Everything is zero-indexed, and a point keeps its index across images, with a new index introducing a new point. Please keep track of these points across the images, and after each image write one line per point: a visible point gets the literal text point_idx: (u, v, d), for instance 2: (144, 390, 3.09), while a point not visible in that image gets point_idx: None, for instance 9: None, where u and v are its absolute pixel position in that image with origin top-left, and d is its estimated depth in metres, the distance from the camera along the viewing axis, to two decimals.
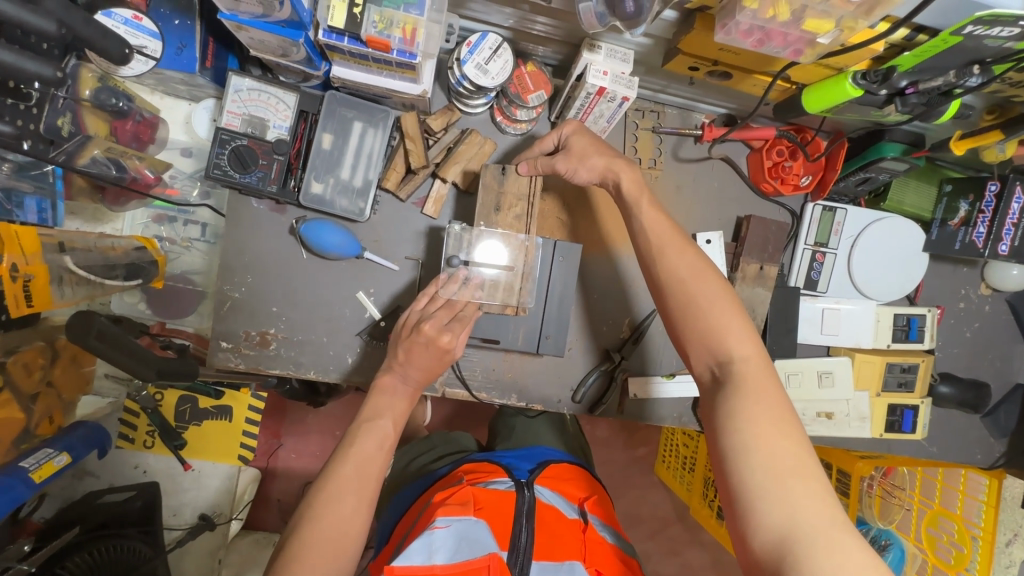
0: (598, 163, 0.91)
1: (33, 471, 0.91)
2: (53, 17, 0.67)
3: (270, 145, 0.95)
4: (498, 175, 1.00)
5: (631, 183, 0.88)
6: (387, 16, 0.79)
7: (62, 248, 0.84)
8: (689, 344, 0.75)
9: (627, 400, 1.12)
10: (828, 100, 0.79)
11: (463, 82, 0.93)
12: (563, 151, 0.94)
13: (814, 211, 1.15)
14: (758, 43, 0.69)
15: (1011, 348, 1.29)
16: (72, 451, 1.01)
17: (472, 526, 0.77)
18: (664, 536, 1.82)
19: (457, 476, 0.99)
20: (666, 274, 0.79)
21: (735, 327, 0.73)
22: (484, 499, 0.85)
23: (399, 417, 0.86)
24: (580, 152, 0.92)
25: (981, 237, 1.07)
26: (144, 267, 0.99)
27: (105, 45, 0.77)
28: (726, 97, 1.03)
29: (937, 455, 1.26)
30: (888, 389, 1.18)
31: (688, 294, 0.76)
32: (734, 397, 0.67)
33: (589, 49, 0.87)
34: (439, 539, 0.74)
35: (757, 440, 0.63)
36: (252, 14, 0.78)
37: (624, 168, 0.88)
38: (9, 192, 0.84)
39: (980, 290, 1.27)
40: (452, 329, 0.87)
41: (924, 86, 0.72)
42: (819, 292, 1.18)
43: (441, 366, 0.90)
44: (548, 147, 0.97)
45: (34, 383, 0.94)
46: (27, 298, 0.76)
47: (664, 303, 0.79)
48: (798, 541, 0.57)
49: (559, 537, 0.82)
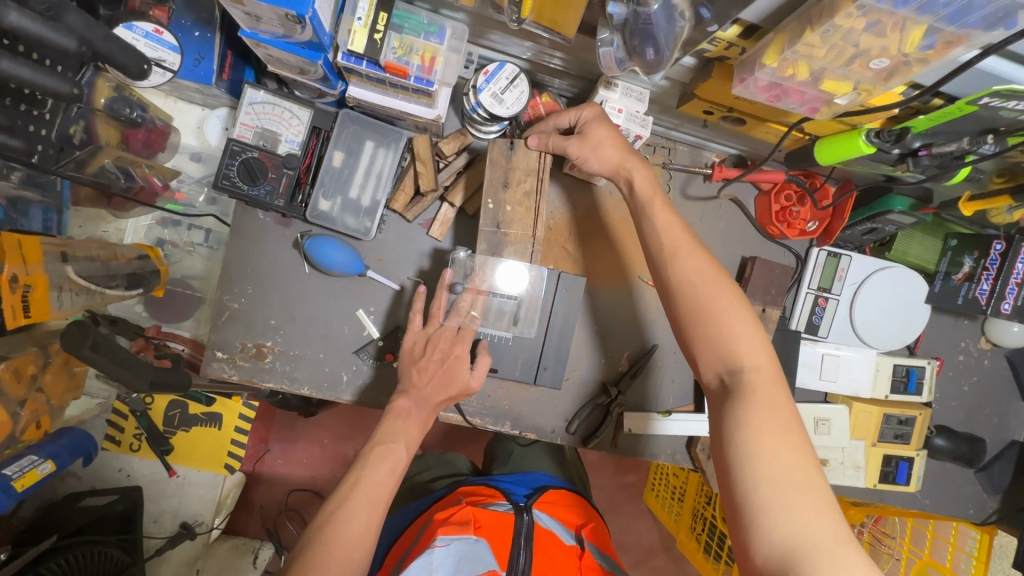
0: (614, 155, 0.87)
1: (15, 479, 0.89)
2: (73, 34, 0.64)
3: (280, 159, 0.95)
4: (506, 150, 0.96)
5: (645, 182, 0.85)
6: (407, 43, 0.80)
7: (64, 257, 0.83)
8: (699, 351, 0.74)
9: (622, 434, 1.11)
10: (841, 154, 0.78)
11: (477, 109, 0.93)
12: (578, 135, 0.89)
13: (818, 257, 1.15)
14: (774, 98, 0.69)
15: (1008, 405, 1.30)
16: (57, 459, 0.99)
17: (471, 546, 0.78)
18: (649, 566, 1.81)
19: (456, 497, 0.97)
20: (676, 278, 0.77)
21: (747, 336, 0.72)
22: (485, 520, 0.86)
23: (412, 442, 0.86)
24: (592, 144, 0.87)
25: (985, 293, 1.07)
26: (144, 277, 1.01)
27: (124, 59, 0.76)
28: (738, 139, 1.03)
29: (928, 507, 1.27)
30: (884, 439, 1.17)
31: (701, 299, 0.74)
32: (743, 406, 0.67)
33: (605, 86, 0.88)
34: (439, 556, 0.76)
35: (765, 452, 0.63)
36: (273, 34, 0.76)
37: (638, 167, 0.86)
38: (15, 201, 0.82)
39: (980, 344, 1.27)
40: (464, 339, 0.94)
41: (937, 149, 0.72)
42: (819, 336, 1.17)
43: (440, 377, 0.91)
44: (564, 123, 0.91)
45: (23, 390, 0.88)
46: (24, 309, 0.74)
47: (673, 307, 0.77)
48: (803, 557, 0.56)
49: (558, 562, 0.82)
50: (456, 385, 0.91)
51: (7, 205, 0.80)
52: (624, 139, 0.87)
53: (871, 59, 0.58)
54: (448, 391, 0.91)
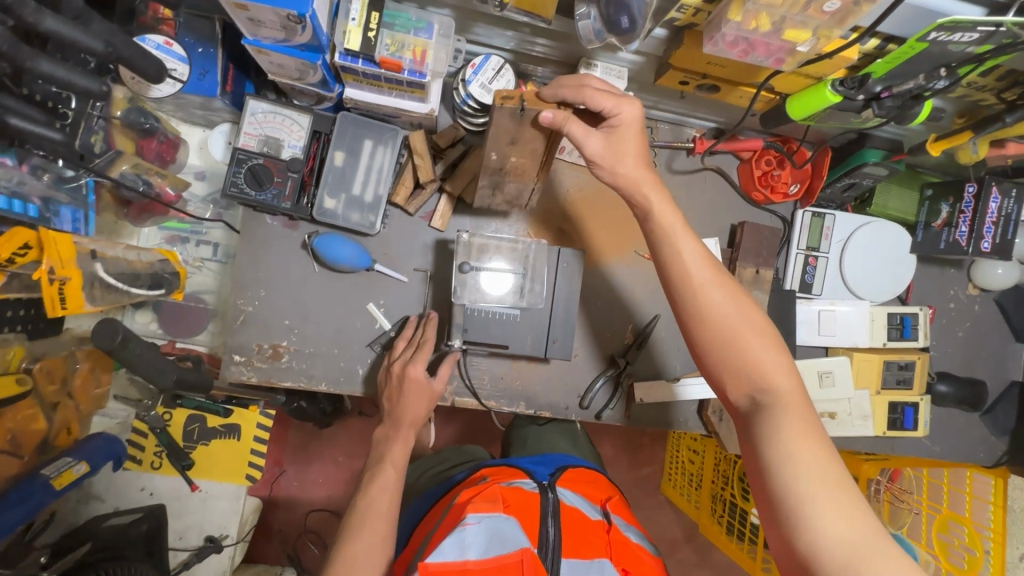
0: (632, 167, 0.81)
1: (52, 478, 0.95)
2: (100, 37, 0.67)
3: (284, 163, 1.00)
4: (514, 115, 0.76)
5: (665, 208, 0.81)
6: (398, 40, 0.86)
7: (93, 256, 0.87)
8: (730, 374, 0.75)
9: (634, 405, 1.14)
10: (811, 107, 0.84)
11: (468, 101, 0.99)
12: (609, 129, 0.80)
13: (804, 217, 1.20)
14: (743, 53, 0.75)
15: (1003, 347, 1.33)
16: (91, 460, 1.05)
17: (502, 524, 0.72)
18: (674, 558, 1.81)
19: (481, 477, 1.00)
20: (704, 306, 0.77)
21: (775, 357, 0.74)
22: (511, 497, 0.85)
23: (400, 464, 0.91)
24: (609, 155, 0.81)
25: (964, 235, 1.12)
26: (166, 278, 1.03)
27: (142, 64, 0.80)
28: (716, 110, 1.09)
29: (940, 454, 1.30)
30: (888, 386, 1.20)
31: (730, 326, 0.75)
32: (780, 424, 0.69)
33: (586, 67, 0.93)
34: (471, 534, 0.69)
35: (806, 462, 0.66)
36: (274, 39, 0.82)
37: (654, 188, 0.81)
38: (48, 201, 0.86)
39: (969, 291, 1.32)
40: (417, 360, 0.97)
41: (897, 89, 0.77)
42: (813, 294, 1.22)
43: (408, 383, 0.97)
44: (599, 101, 0.76)
45: (57, 393, 0.99)
46: (61, 301, 0.79)
47: (701, 335, 0.77)
48: (854, 552, 0.60)
49: (589, 537, 0.83)
50: (425, 395, 0.97)
51: (40, 204, 0.84)
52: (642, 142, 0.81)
53: (824, 2, 0.64)
54: (419, 402, 0.96)
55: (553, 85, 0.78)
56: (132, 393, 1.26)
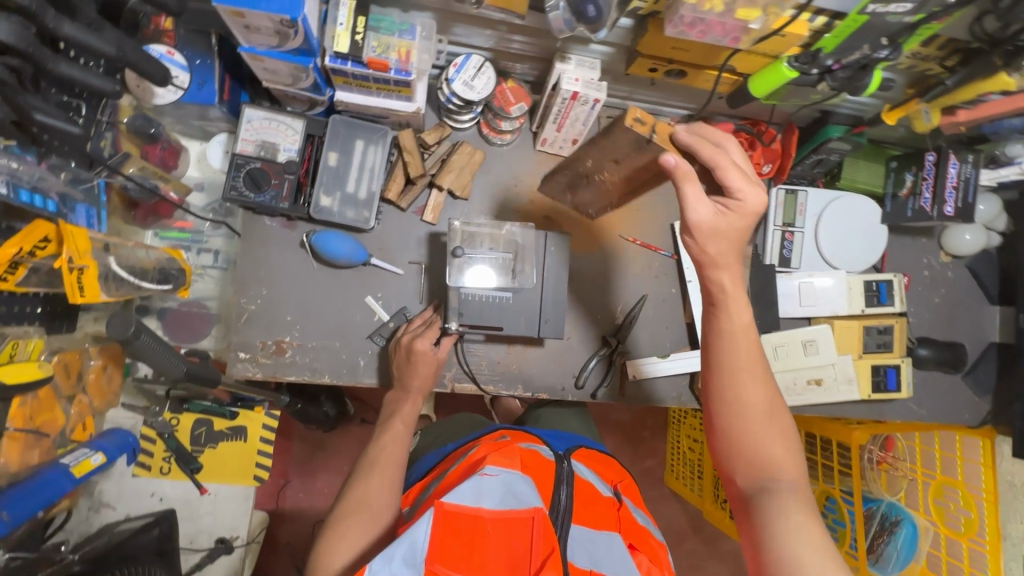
0: (725, 253, 0.79)
1: (73, 466, 1.02)
2: (112, 41, 0.73)
3: (281, 166, 1.05)
4: None
5: (728, 283, 0.81)
6: (384, 42, 0.91)
7: (107, 250, 0.94)
8: (746, 457, 0.77)
9: (628, 382, 1.18)
10: (771, 83, 0.91)
11: (452, 99, 1.05)
12: (725, 202, 0.77)
13: (778, 195, 1.26)
14: (701, 34, 0.81)
15: (979, 310, 1.39)
16: (106, 453, 1.11)
17: (517, 482, 0.72)
18: (682, 549, 1.83)
19: (499, 433, 0.99)
20: (736, 389, 0.79)
21: (790, 453, 0.77)
22: (529, 461, 0.86)
23: (408, 423, 0.97)
24: (710, 229, 0.77)
25: (928, 202, 1.18)
26: (173, 274, 1.07)
27: (149, 69, 0.84)
28: (686, 97, 1.16)
29: (926, 416, 1.35)
30: (869, 350, 1.25)
31: (755, 410, 0.78)
32: (791, 512, 0.70)
33: (562, 61, 0.99)
34: (487, 484, 0.71)
35: (811, 554, 0.67)
36: (269, 45, 0.88)
37: (728, 266, 0.80)
38: (65, 198, 0.91)
39: (941, 258, 1.38)
40: (425, 335, 1.04)
41: (846, 61, 0.84)
42: (792, 268, 1.28)
43: (418, 356, 1.02)
44: (728, 178, 0.75)
45: (73, 387, 1.05)
46: (79, 289, 0.85)
47: (726, 416, 0.79)
48: None
49: (600, 510, 0.85)
50: (431, 365, 1.02)
51: (59, 201, 0.89)
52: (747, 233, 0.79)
53: None
54: (423, 374, 1.02)
55: (691, 139, 0.76)
56: (140, 400, 1.29)
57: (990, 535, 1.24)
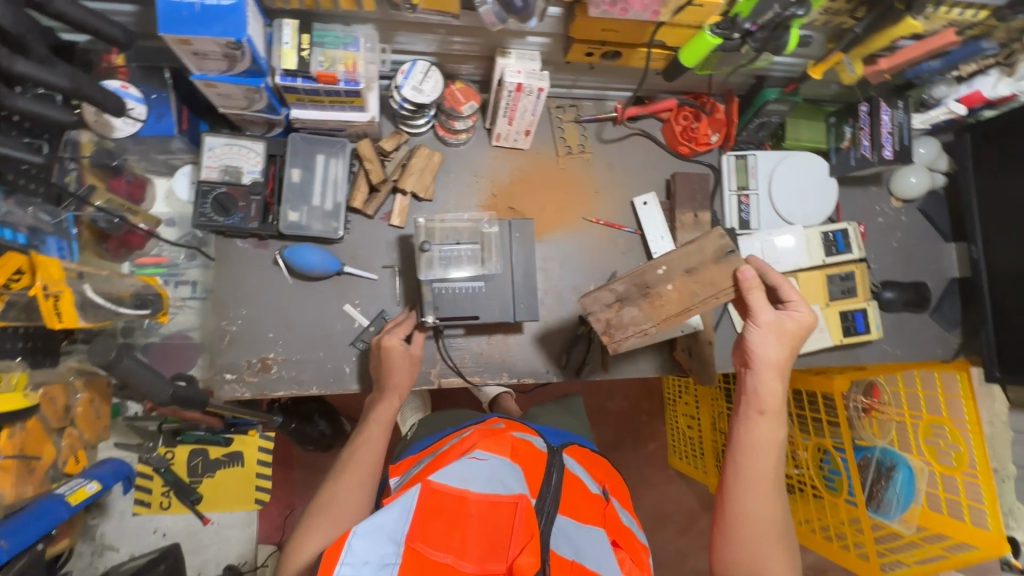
0: (781, 357, 0.93)
1: (68, 495, 1.03)
2: (65, 75, 0.77)
3: (246, 188, 1.09)
4: (721, 252, 0.94)
5: (769, 402, 0.93)
6: (330, 56, 0.96)
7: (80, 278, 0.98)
8: (739, 554, 0.86)
9: (610, 357, 1.21)
10: (699, 51, 0.96)
11: (404, 104, 1.10)
12: (785, 313, 0.95)
13: (729, 161, 1.32)
14: (624, 11, 0.89)
15: (936, 248, 1.45)
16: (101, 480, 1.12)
17: (505, 472, 0.74)
18: (696, 530, 1.84)
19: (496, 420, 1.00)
20: (748, 497, 0.89)
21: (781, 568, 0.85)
22: (522, 448, 0.85)
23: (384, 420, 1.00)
24: (777, 329, 0.93)
25: (867, 149, 1.24)
26: (150, 299, 1.09)
27: (105, 102, 0.88)
28: (627, 78, 1.21)
29: (902, 355, 1.41)
30: (835, 298, 1.30)
31: (758, 519, 0.87)
32: None
33: (502, 56, 1.05)
34: (477, 468, 0.73)
35: None
36: (219, 70, 0.93)
37: (774, 382, 0.93)
38: (34, 231, 0.98)
39: (893, 204, 1.44)
40: (395, 333, 1.08)
41: (762, 21, 0.88)
42: (752, 229, 1.33)
43: (395, 355, 1.05)
44: (788, 295, 0.94)
45: (63, 419, 1.06)
46: (55, 315, 0.89)
47: (733, 512, 0.89)
48: None
49: (588, 505, 0.84)
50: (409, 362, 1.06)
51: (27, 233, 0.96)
52: (796, 342, 0.94)
53: None
54: (399, 371, 1.05)
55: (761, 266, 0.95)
56: (133, 439, 1.29)
57: (982, 466, 1.26)
